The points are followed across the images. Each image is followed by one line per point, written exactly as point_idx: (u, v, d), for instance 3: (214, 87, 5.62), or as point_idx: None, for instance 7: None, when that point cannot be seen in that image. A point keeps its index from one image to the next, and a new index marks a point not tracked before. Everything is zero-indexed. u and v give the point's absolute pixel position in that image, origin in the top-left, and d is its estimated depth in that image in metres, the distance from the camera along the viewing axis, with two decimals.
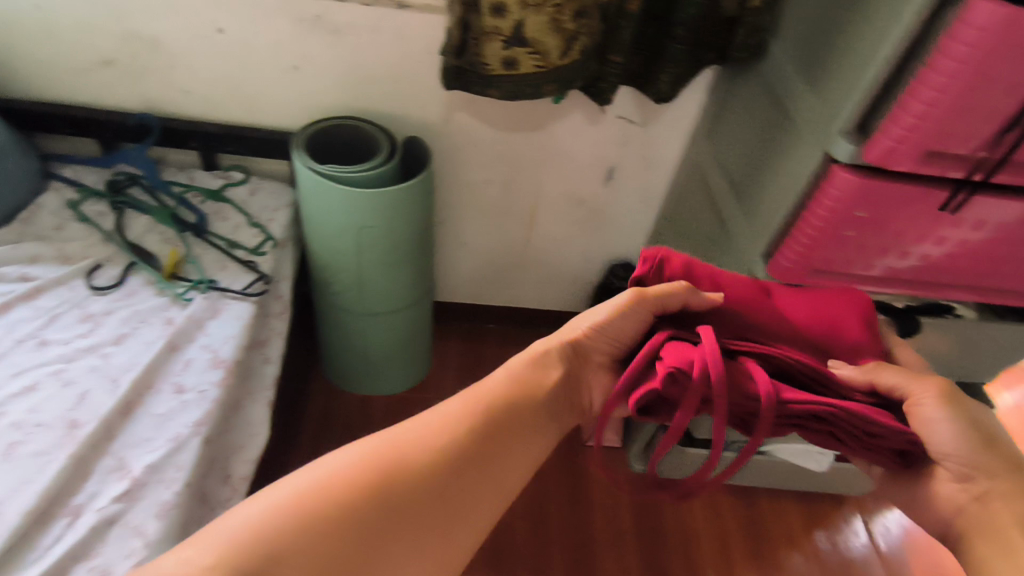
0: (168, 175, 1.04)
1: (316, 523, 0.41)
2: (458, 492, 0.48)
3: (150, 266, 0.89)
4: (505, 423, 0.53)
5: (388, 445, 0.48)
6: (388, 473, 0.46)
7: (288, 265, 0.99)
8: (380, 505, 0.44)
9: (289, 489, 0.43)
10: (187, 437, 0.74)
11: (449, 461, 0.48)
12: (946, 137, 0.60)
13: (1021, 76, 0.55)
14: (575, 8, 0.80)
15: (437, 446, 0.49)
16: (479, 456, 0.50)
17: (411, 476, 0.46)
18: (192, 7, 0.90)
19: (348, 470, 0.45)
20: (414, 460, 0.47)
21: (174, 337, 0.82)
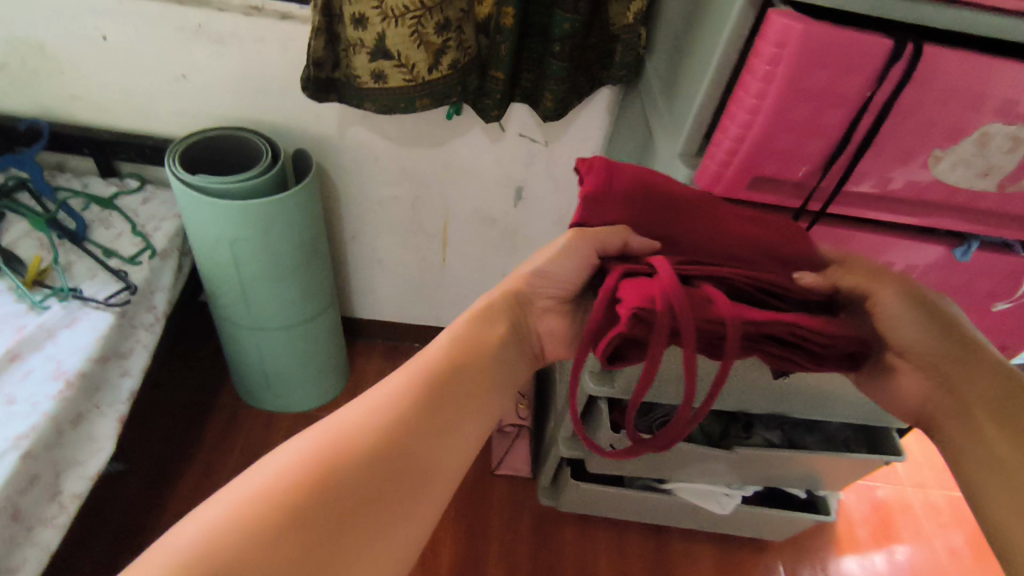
0: (61, 181, 1.03)
1: (252, 549, 0.36)
2: (411, 478, 0.44)
3: (13, 271, 0.88)
4: (450, 398, 0.49)
5: (331, 442, 0.43)
6: (336, 475, 0.41)
7: (168, 275, 0.97)
8: (327, 513, 0.40)
9: (219, 512, 0.38)
10: (4, 451, 0.71)
11: (400, 448, 0.44)
12: (773, 162, 0.56)
13: (834, 95, 0.50)
14: (438, 22, 0.77)
15: (383, 433, 0.44)
16: (431, 438, 0.46)
17: (363, 473, 0.42)
18: (75, 13, 0.90)
19: (288, 478, 0.40)
20: (366, 453, 0.43)
21: (17, 346, 0.80)
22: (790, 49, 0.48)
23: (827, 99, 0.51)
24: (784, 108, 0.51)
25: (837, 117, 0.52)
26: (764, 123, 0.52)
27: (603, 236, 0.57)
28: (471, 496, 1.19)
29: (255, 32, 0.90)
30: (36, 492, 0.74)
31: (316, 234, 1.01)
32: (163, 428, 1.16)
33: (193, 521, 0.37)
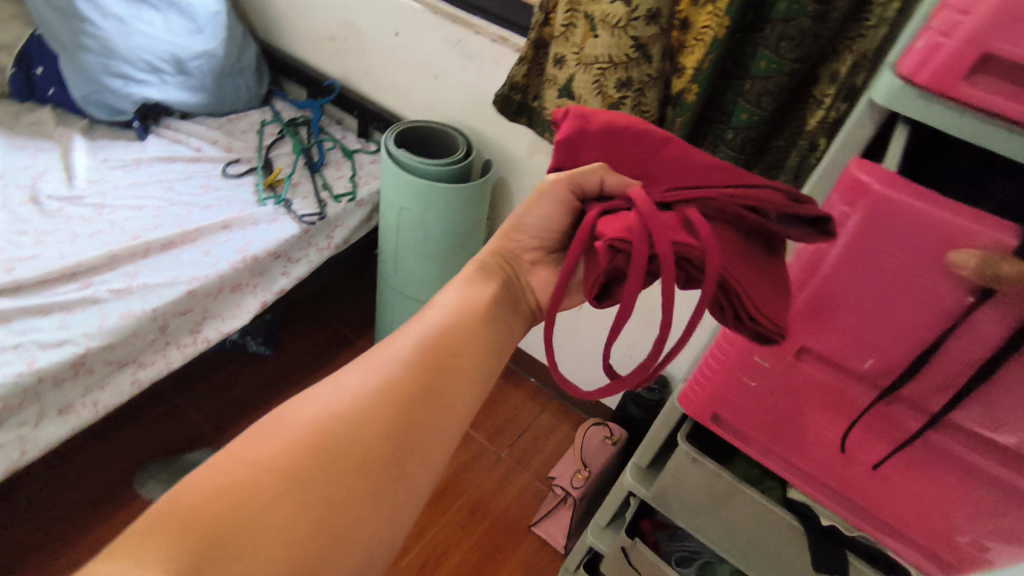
0: (331, 129, 1.34)
1: (248, 533, 0.37)
2: (409, 444, 0.45)
3: (263, 173, 1.18)
4: (449, 370, 0.49)
5: (317, 416, 0.43)
6: (325, 449, 0.42)
7: (354, 220, 1.18)
8: (322, 494, 0.40)
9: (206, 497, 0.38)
10: (180, 282, 0.96)
11: (393, 415, 0.45)
12: (822, 334, 0.50)
13: (907, 283, 0.43)
14: (620, 79, 0.83)
15: (369, 400, 0.45)
16: (426, 407, 0.47)
17: (357, 446, 0.43)
18: (385, 12, 1.17)
19: (278, 459, 0.40)
20: (357, 425, 0.44)
21: (232, 220, 1.06)
22: (858, 211, 0.43)
23: (909, 280, 0.43)
24: (853, 267, 0.45)
25: (912, 312, 0.44)
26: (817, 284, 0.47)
27: (580, 177, 0.53)
28: (499, 534, 1.18)
29: (494, 55, 1.07)
30: (188, 319, 0.98)
31: (472, 232, 1.13)
32: (312, 338, 1.40)
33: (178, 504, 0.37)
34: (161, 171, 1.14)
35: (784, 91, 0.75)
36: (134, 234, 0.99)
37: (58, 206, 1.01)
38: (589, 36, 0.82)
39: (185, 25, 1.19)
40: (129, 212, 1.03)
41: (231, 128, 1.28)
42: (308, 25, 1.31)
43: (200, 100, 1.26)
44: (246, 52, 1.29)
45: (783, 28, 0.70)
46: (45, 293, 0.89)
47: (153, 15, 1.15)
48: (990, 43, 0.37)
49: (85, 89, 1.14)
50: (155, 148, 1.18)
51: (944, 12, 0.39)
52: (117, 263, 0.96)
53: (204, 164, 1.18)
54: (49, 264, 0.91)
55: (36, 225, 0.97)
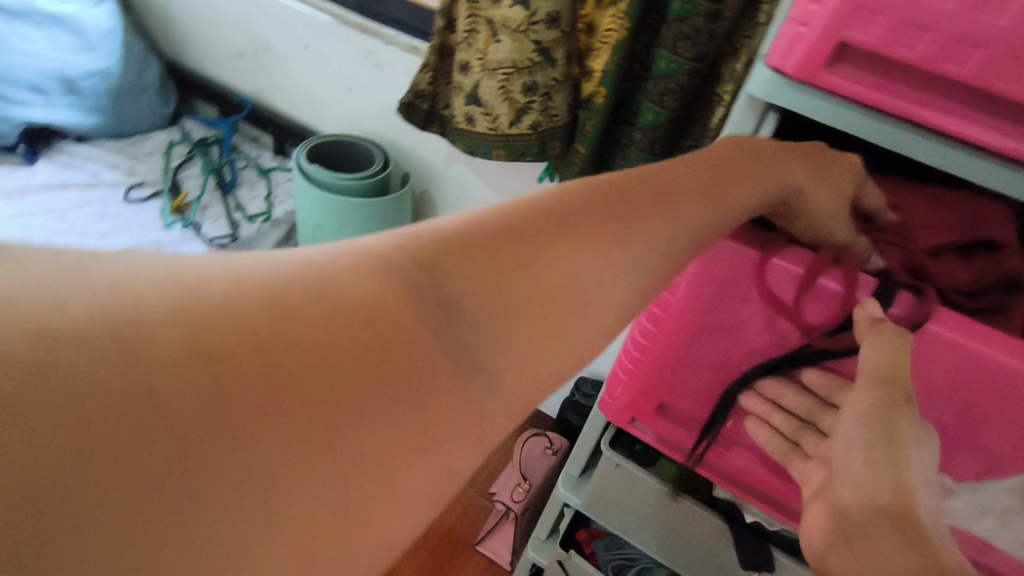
0: (245, 147, 1.29)
1: (235, 396, 0.16)
2: (532, 343, 0.24)
3: (169, 196, 1.11)
4: (630, 242, 0.29)
5: (438, 231, 0.23)
6: (423, 292, 0.21)
7: (270, 241, 1.13)
8: (390, 396, 0.19)
9: (185, 290, 0.17)
10: None
11: (540, 275, 0.25)
12: (678, 392, 0.47)
13: (754, 340, 0.41)
14: (525, 83, 0.82)
15: (511, 237, 0.25)
16: (589, 279, 0.27)
17: (475, 312, 0.23)
18: (292, 26, 1.13)
19: (349, 297, 0.20)
20: (483, 278, 0.23)
21: (131, 247, 1.00)
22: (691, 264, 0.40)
23: (757, 347, 0.41)
24: (697, 329, 0.43)
25: (764, 369, 0.41)
26: (664, 343, 0.45)
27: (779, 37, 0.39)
28: (442, 557, 1.14)
29: (406, 65, 1.04)
30: None
31: None
32: None
33: (115, 275, 0.17)
34: (51, 199, 1.06)
35: (687, 91, 0.75)
36: None
37: None
38: (491, 41, 0.81)
39: (73, 42, 1.13)
40: (13, 243, 0.96)
41: (134, 150, 1.21)
42: (214, 41, 1.26)
43: (97, 121, 1.18)
44: (149, 70, 1.22)
45: (680, 27, 0.70)
46: None
47: (33, 31, 1.11)
48: (848, 34, 0.37)
49: None
50: (47, 174, 1.11)
51: (800, 2, 0.39)
52: None
53: (102, 189, 1.10)
54: None
55: None
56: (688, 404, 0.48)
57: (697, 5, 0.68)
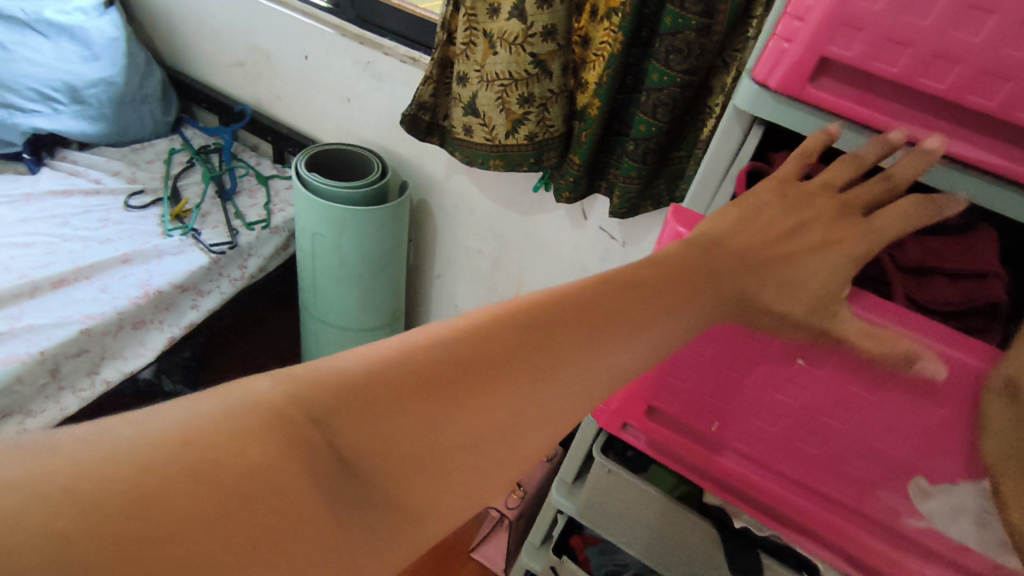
0: (245, 155, 1.30)
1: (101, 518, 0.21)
2: (421, 458, 0.29)
3: (169, 203, 1.12)
4: (559, 374, 0.33)
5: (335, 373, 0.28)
6: (296, 441, 0.26)
7: (269, 248, 1.14)
8: (272, 521, 0.24)
9: (137, 440, 0.23)
10: (73, 320, 0.89)
11: (433, 403, 0.29)
12: (666, 397, 0.48)
13: (739, 345, 0.42)
14: (522, 94, 0.84)
15: (414, 373, 0.29)
16: (515, 411, 0.31)
17: (347, 449, 0.27)
18: (293, 36, 1.14)
19: (225, 439, 0.25)
20: (396, 422, 0.28)
21: (131, 253, 1.00)
22: None
23: (747, 351, 0.42)
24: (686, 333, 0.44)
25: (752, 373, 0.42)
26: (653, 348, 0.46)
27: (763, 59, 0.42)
28: (436, 563, 1.14)
29: (403, 76, 1.06)
30: (83, 360, 0.91)
31: (391, 254, 1.12)
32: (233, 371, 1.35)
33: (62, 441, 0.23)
34: (54, 206, 1.07)
35: (679, 103, 0.76)
36: (22, 272, 0.93)
37: None
38: (489, 53, 0.82)
39: (79, 52, 1.14)
40: (15, 250, 0.96)
41: (135, 157, 1.23)
42: (215, 51, 1.27)
43: (99, 129, 1.19)
44: (151, 78, 1.24)
45: (672, 41, 0.71)
46: None
47: (41, 41, 1.12)
48: (831, 48, 0.38)
49: None
50: (49, 181, 1.12)
51: (784, 18, 0.40)
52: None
53: (103, 196, 1.12)
54: None
55: None
56: (676, 408, 0.49)
57: (687, 20, 0.70)
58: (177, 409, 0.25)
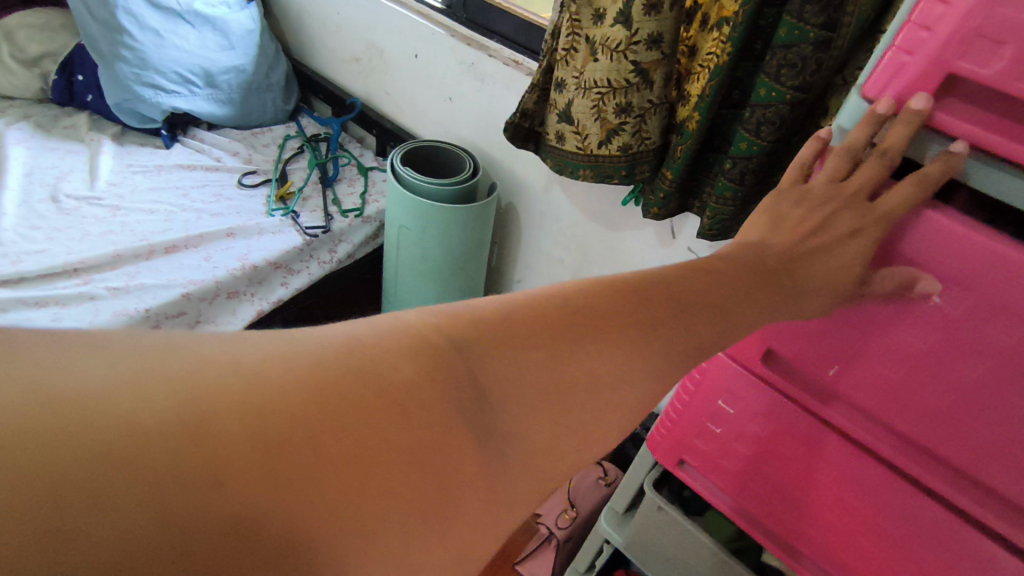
0: (351, 146, 1.36)
1: (261, 433, 0.21)
2: (556, 405, 0.28)
3: (276, 185, 1.20)
4: (670, 332, 0.33)
5: (470, 315, 0.28)
6: (445, 373, 0.25)
7: (360, 236, 1.18)
8: (434, 444, 0.24)
9: (281, 353, 0.23)
10: (177, 284, 0.97)
11: (564, 355, 0.29)
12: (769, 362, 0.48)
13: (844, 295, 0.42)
14: (619, 104, 0.81)
15: (546, 324, 0.29)
16: (619, 367, 0.30)
17: (498, 391, 0.27)
18: (405, 35, 1.18)
19: (380, 364, 0.24)
20: (511, 365, 0.27)
21: (236, 228, 1.08)
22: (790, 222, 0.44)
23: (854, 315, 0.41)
24: None
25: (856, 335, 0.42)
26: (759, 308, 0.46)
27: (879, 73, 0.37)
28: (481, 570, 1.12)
29: (508, 79, 1.05)
30: (181, 322, 0.99)
31: (473, 254, 1.12)
32: None
33: (197, 353, 0.22)
34: (179, 179, 1.17)
35: (787, 123, 0.70)
36: (142, 236, 1.02)
37: (75, 207, 1.04)
38: (589, 59, 0.80)
39: (218, 41, 1.24)
40: (140, 215, 1.06)
41: (254, 140, 1.32)
42: (336, 47, 1.35)
43: (227, 112, 1.31)
44: (276, 69, 1.34)
45: (784, 55, 0.65)
46: (47, 287, 0.91)
47: (188, 31, 1.21)
48: (960, 63, 0.33)
49: (117, 96, 1.21)
50: (179, 156, 1.23)
51: (908, 26, 0.34)
52: (118, 263, 0.98)
53: (221, 174, 1.21)
54: (54, 261, 0.93)
55: (51, 220, 1.01)
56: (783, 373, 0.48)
57: (806, 32, 0.63)
58: (253, 337, 0.24)
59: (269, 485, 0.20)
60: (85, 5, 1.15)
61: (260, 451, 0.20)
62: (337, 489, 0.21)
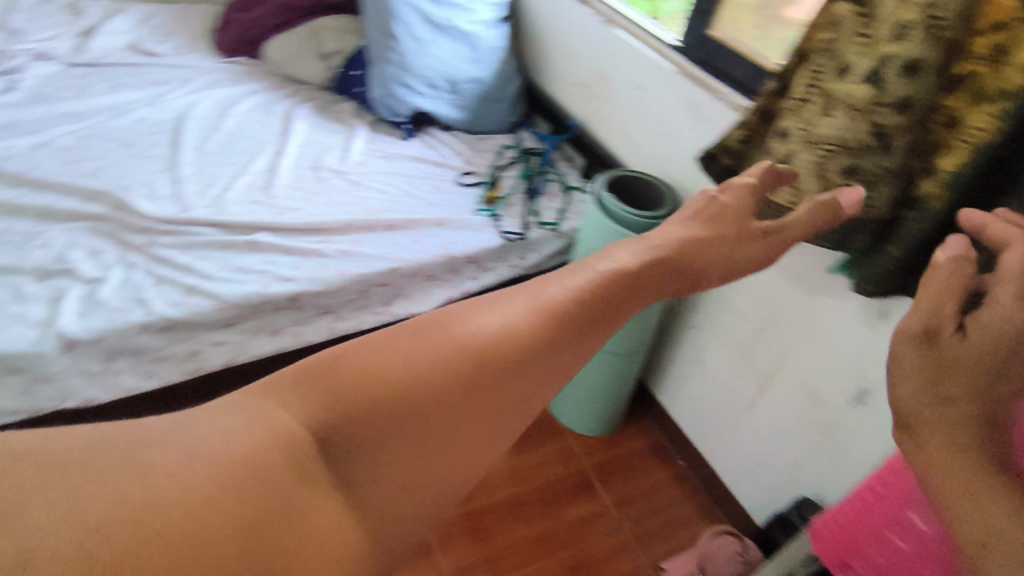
0: (559, 165, 1.44)
1: (150, 528, 0.25)
2: (424, 469, 0.32)
3: (487, 189, 1.31)
4: (537, 379, 0.36)
5: (325, 414, 0.31)
6: (304, 463, 0.29)
7: (549, 249, 1.24)
8: (309, 516, 0.28)
9: (152, 472, 0.26)
10: (390, 258, 1.09)
11: (427, 429, 0.32)
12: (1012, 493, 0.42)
13: None
14: (847, 167, 0.74)
15: (399, 404, 0.32)
16: (525, 351, 0.35)
17: (357, 473, 0.30)
18: (634, 68, 1.23)
19: (243, 461, 0.28)
20: (368, 458, 0.31)
21: (447, 220, 1.19)
22: None
23: None
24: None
25: None
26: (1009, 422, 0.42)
27: None
28: None
29: (722, 117, 1.05)
30: (386, 292, 1.10)
31: None
32: None
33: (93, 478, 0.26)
34: (410, 170, 1.33)
35: None
36: (371, 212, 1.17)
37: (328, 177, 1.23)
38: (822, 116, 0.75)
39: (467, 54, 1.40)
40: (374, 194, 1.23)
41: (477, 145, 1.46)
42: (567, 71, 1.44)
43: (460, 117, 1.46)
44: (511, 85, 1.47)
45: None
46: (294, 238, 1.08)
47: (445, 42, 1.38)
48: None
49: (379, 92, 1.42)
50: (414, 149, 1.40)
51: None
52: (349, 230, 1.13)
53: (444, 171, 1.35)
54: (304, 219, 1.11)
55: (308, 186, 1.20)
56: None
57: None
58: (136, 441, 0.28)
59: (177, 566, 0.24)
60: (376, 21, 1.39)
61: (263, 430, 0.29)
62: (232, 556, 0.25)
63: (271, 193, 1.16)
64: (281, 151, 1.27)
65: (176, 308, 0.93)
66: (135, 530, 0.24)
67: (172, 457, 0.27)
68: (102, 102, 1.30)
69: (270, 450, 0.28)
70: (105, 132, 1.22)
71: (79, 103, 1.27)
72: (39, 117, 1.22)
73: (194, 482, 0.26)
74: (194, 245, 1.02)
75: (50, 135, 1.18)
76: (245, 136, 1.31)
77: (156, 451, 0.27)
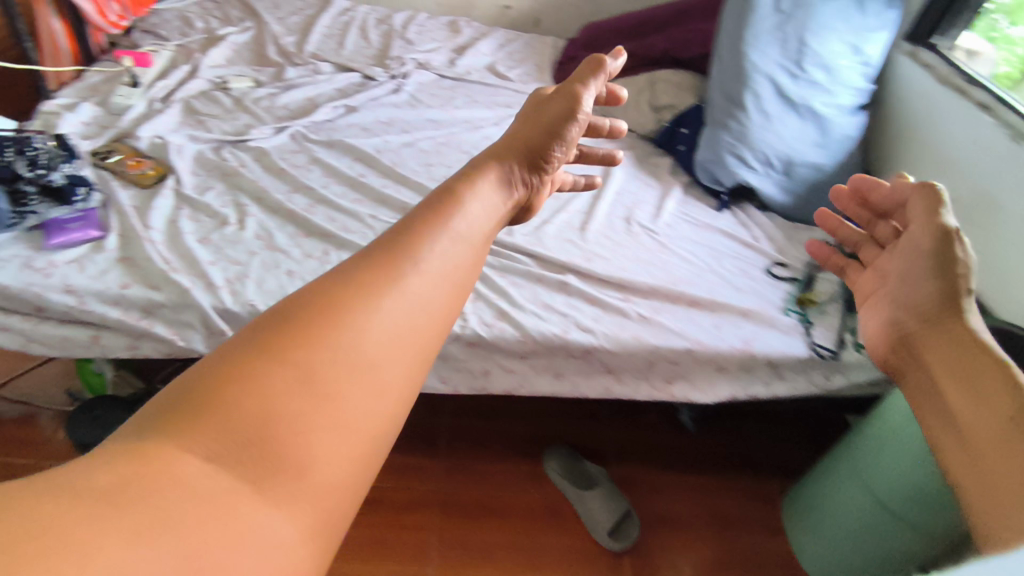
0: None
1: (73, 513, 0.28)
2: (311, 430, 0.36)
3: (800, 287, 1.15)
4: (399, 331, 0.42)
5: (166, 417, 0.35)
6: (178, 454, 0.33)
7: (860, 377, 1.05)
8: (204, 488, 0.32)
9: (50, 490, 0.30)
10: (689, 338, 1.02)
11: (302, 384, 0.37)
12: None
13: None
14: None
15: (255, 377, 0.36)
16: (399, 320, 0.43)
17: (230, 440, 0.34)
18: None
19: (121, 469, 0.31)
20: (233, 420, 0.35)
21: (754, 312, 1.07)
22: None
23: None
24: None
25: None
26: None
27: None
28: None
29: None
30: (671, 370, 1.04)
31: None
32: (732, 439, 1.38)
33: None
34: (721, 243, 1.24)
35: None
36: (674, 280, 1.11)
37: (639, 233, 1.21)
38: None
39: (813, 136, 1.30)
40: (682, 260, 1.17)
41: (793, 232, 1.29)
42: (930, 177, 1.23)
43: (783, 200, 1.34)
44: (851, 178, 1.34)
45: None
46: (600, 289, 1.07)
47: (793, 120, 1.30)
48: None
49: (705, 155, 1.35)
50: (726, 222, 1.30)
51: None
52: (650, 295, 1.08)
53: (754, 254, 1.23)
54: (611, 271, 1.10)
55: (618, 237, 1.19)
56: None
57: None
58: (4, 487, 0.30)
59: (119, 533, 0.28)
60: (721, 83, 1.36)
61: (206, 425, 0.34)
62: (161, 518, 0.30)
63: (583, 235, 1.18)
64: (598, 195, 1.30)
65: (486, 328, 0.98)
66: (120, 520, 0.29)
67: (127, 465, 0.32)
68: (459, 115, 1.45)
69: (214, 440, 0.34)
70: (456, 143, 1.36)
71: (442, 113, 1.44)
72: (412, 119, 1.40)
73: (186, 467, 0.33)
74: (511, 270, 1.07)
75: (416, 137, 1.35)
76: (567, 171, 1.36)
77: (110, 465, 0.32)
